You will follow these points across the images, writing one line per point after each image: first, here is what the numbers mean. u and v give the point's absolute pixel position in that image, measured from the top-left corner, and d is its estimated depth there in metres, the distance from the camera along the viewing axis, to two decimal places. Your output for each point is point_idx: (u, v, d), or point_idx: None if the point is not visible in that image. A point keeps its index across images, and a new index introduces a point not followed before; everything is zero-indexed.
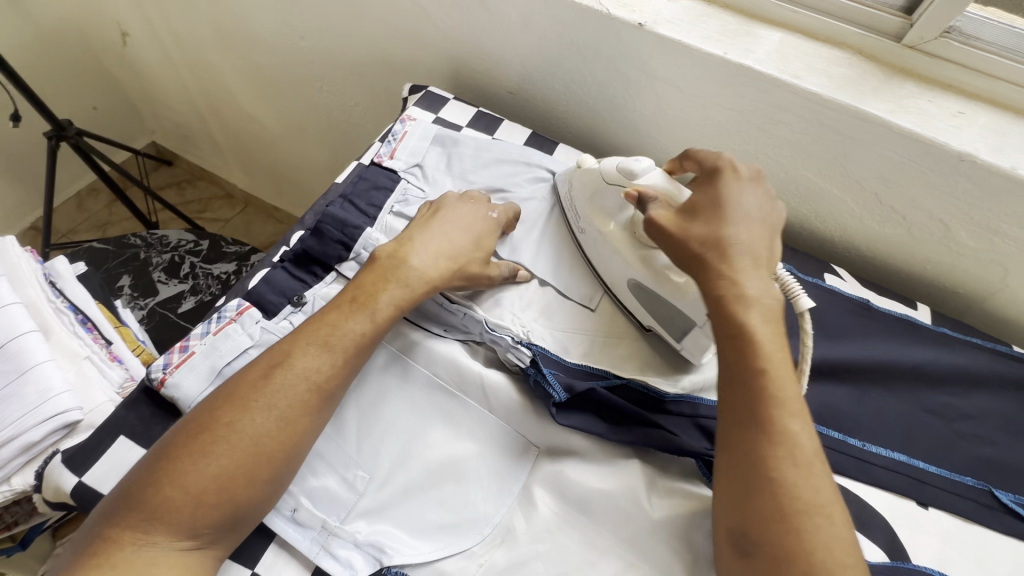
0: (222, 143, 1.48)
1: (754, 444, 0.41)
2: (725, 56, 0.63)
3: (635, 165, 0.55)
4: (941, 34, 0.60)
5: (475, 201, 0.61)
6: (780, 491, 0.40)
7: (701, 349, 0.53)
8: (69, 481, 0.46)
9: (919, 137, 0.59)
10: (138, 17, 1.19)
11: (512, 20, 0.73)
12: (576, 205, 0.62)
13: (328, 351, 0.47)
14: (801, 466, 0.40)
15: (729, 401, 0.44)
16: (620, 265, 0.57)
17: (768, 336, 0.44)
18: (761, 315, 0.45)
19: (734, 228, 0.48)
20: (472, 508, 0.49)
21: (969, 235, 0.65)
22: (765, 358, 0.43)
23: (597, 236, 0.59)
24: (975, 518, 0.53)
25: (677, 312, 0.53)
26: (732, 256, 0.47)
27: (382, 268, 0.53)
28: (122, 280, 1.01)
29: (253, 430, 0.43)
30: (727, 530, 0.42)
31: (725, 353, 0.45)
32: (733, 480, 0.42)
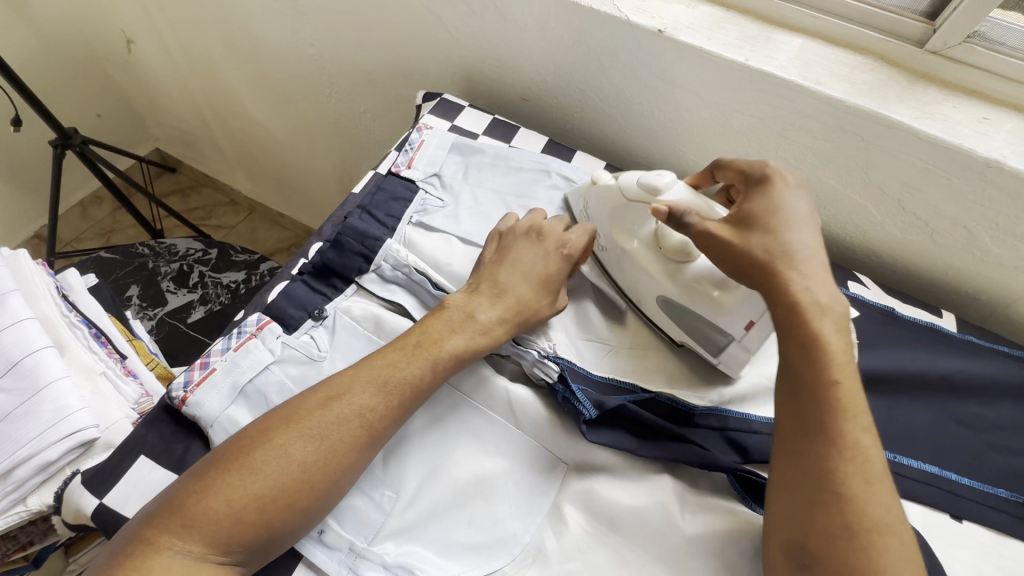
0: (227, 149, 1.47)
1: (823, 459, 0.41)
2: (746, 63, 0.62)
3: (658, 180, 0.54)
4: (965, 40, 0.59)
5: (540, 244, 0.57)
6: (846, 507, 0.39)
7: (739, 365, 0.52)
8: (90, 503, 0.45)
9: (945, 144, 0.58)
10: (143, 23, 1.18)
11: (528, 27, 0.73)
12: (594, 223, 0.60)
13: (386, 389, 0.46)
14: (871, 483, 0.40)
15: (797, 412, 0.43)
16: (646, 280, 0.55)
17: (837, 343, 0.44)
18: (831, 324, 0.44)
19: (795, 234, 0.47)
20: (502, 527, 0.48)
21: (994, 242, 0.64)
22: (837, 369, 0.43)
23: (620, 251, 0.57)
24: (1009, 531, 0.52)
25: (713, 329, 0.52)
26: (796, 265, 0.46)
27: (450, 316, 0.52)
28: (130, 290, 1.00)
29: (302, 458, 0.43)
30: (783, 543, 0.42)
31: (795, 360, 0.44)
32: (794, 494, 0.42)
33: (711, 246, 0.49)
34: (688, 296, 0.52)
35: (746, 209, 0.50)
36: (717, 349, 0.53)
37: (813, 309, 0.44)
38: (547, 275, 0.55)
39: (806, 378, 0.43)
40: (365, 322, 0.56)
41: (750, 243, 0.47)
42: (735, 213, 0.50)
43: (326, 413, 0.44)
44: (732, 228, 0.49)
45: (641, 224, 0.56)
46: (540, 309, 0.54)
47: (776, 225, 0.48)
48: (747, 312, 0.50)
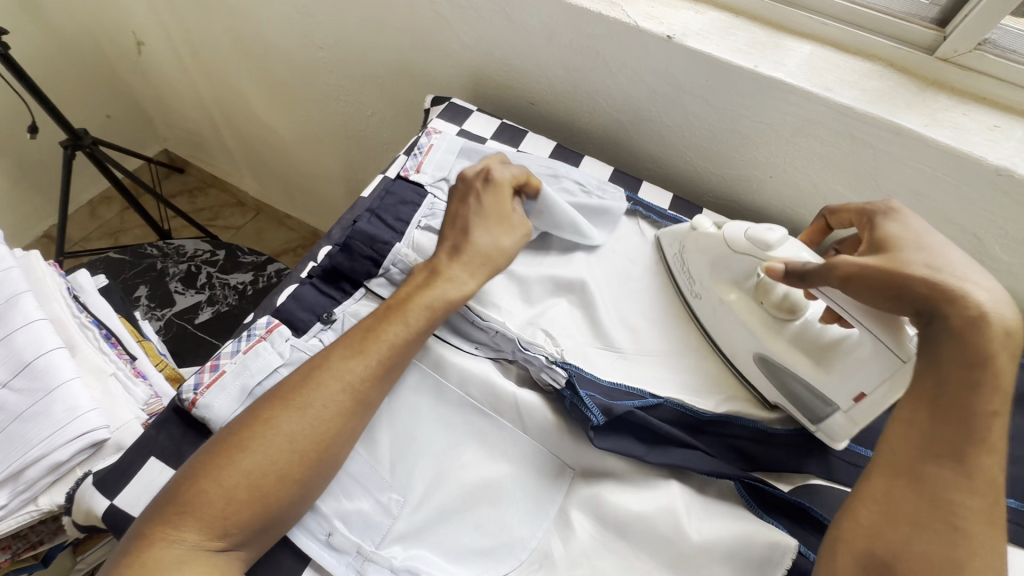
0: (235, 150, 1.48)
1: (949, 487, 0.41)
2: (755, 69, 0.62)
3: (769, 235, 0.52)
4: (975, 47, 0.59)
5: (466, 187, 0.58)
6: (956, 538, 0.40)
7: (846, 433, 0.51)
8: (100, 504, 0.46)
9: (955, 151, 0.58)
10: (154, 26, 1.20)
11: (537, 32, 0.73)
12: (690, 269, 0.59)
13: (363, 355, 0.48)
14: (990, 523, 0.40)
15: (944, 437, 0.42)
16: (750, 337, 0.54)
17: (1002, 363, 0.41)
18: (1005, 345, 0.41)
19: (949, 251, 0.44)
20: (509, 532, 0.48)
21: (1004, 250, 0.64)
22: (1002, 403, 0.41)
23: (718, 301, 0.57)
24: (1018, 542, 0.52)
25: (817, 396, 0.51)
26: (966, 281, 0.42)
27: (417, 281, 0.54)
28: (139, 290, 1.01)
29: (286, 431, 0.44)
30: (862, 552, 0.42)
31: (962, 381, 0.41)
32: (896, 512, 0.42)
33: (858, 275, 0.44)
34: (792, 360, 0.52)
35: (881, 234, 0.47)
36: (821, 415, 0.52)
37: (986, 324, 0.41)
38: (486, 208, 0.56)
39: (965, 403, 0.41)
40: None
41: (909, 261, 0.43)
42: (866, 246, 0.48)
43: (308, 385, 0.46)
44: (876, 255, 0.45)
45: (745, 275, 0.56)
46: (497, 239, 0.56)
47: (924, 243, 0.45)
48: (855, 383, 0.48)
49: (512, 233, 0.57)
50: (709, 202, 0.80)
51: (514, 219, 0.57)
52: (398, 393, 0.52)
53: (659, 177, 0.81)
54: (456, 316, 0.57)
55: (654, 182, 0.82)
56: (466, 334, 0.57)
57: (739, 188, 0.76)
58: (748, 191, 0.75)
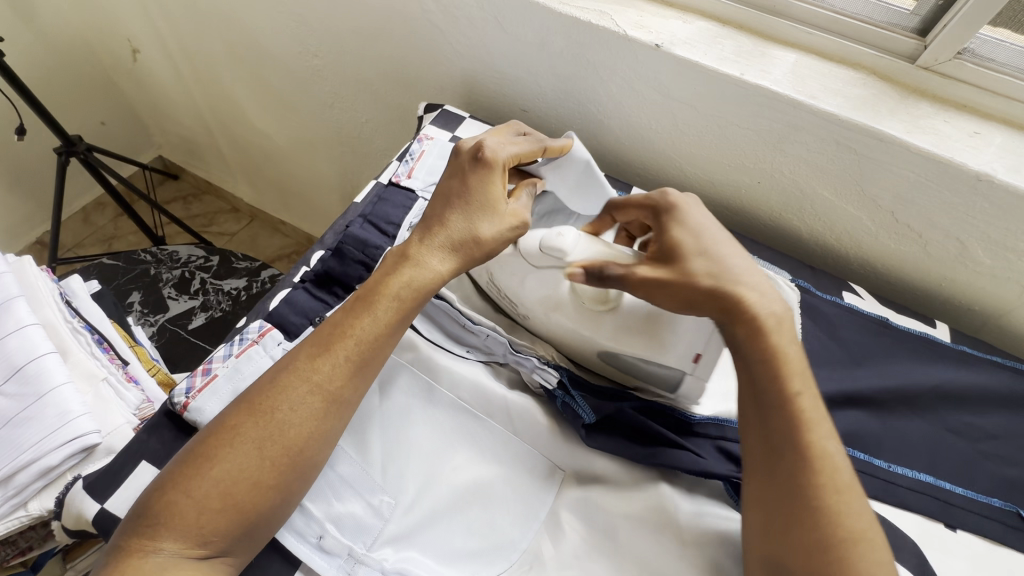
0: (229, 156, 1.48)
1: (794, 471, 0.44)
2: (741, 77, 0.63)
3: (560, 239, 0.53)
4: (955, 56, 0.60)
5: (456, 163, 0.55)
6: (824, 519, 0.42)
7: (698, 392, 0.52)
8: (91, 508, 0.46)
9: (935, 157, 0.59)
10: (150, 33, 1.20)
11: (528, 40, 0.74)
12: (504, 290, 0.58)
13: (330, 352, 0.47)
14: (845, 492, 0.43)
15: (770, 426, 0.46)
16: (580, 339, 0.55)
17: (789, 351, 0.48)
18: (777, 329, 0.48)
19: (722, 255, 0.51)
20: (499, 534, 0.48)
21: (986, 253, 0.65)
22: (794, 385, 0.46)
23: (544, 316, 0.56)
24: (1003, 540, 0.53)
25: (662, 372, 0.52)
26: (742, 286, 0.49)
27: (387, 264, 0.51)
28: (133, 296, 1.01)
29: (256, 436, 0.44)
30: (766, 558, 0.43)
31: (762, 375, 0.47)
32: (772, 513, 0.44)
33: (654, 289, 0.49)
34: (625, 344, 0.52)
35: (669, 238, 0.52)
36: (672, 385, 0.52)
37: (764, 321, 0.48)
38: (471, 193, 0.52)
39: (771, 394, 0.46)
40: None
41: (693, 271, 0.49)
42: (658, 248, 0.52)
43: (276, 389, 0.45)
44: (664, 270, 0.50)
45: (556, 287, 0.55)
46: (476, 229, 0.52)
47: (703, 250, 0.50)
48: (690, 346, 0.51)
49: (496, 225, 0.52)
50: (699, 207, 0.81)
51: (502, 209, 0.53)
52: (390, 395, 0.52)
53: (649, 183, 0.82)
54: (449, 322, 0.57)
55: (643, 187, 0.83)
56: (459, 339, 0.57)
57: (727, 192, 0.77)
58: (736, 196, 0.76)
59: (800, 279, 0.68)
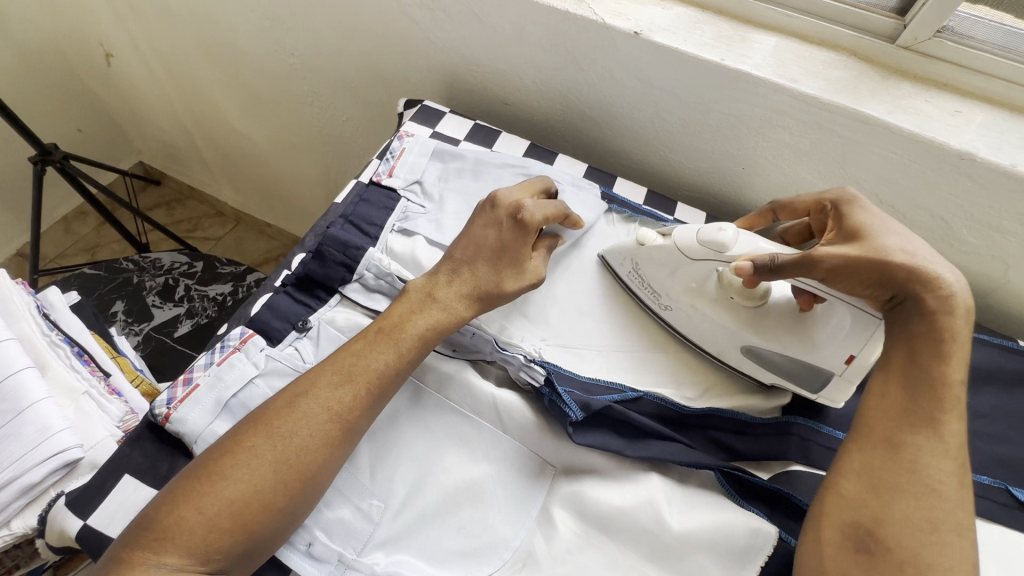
0: (211, 160, 1.46)
1: (920, 450, 0.43)
2: (722, 63, 0.63)
3: (721, 237, 0.51)
4: (935, 35, 0.60)
5: (493, 216, 0.54)
6: (933, 501, 0.42)
7: (845, 393, 0.52)
8: (73, 525, 0.45)
9: (916, 137, 0.59)
10: (123, 36, 1.18)
11: (507, 32, 0.73)
12: (653, 284, 0.59)
13: (352, 381, 0.47)
14: (962, 486, 0.43)
15: (914, 403, 0.45)
16: (727, 332, 0.55)
17: (965, 332, 0.46)
18: (964, 316, 0.46)
19: (912, 237, 0.48)
20: (492, 532, 0.48)
21: (970, 232, 0.65)
22: (951, 373, 0.45)
23: (690, 309, 0.57)
24: (994, 518, 0.53)
25: (812, 369, 0.52)
26: (938, 266, 0.46)
27: (412, 299, 0.52)
28: (116, 306, 0.99)
29: (272, 457, 0.43)
30: (850, 523, 0.43)
31: (926, 354, 0.45)
32: (878, 483, 0.43)
33: (845, 267, 0.46)
34: (772, 341, 0.53)
35: (853, 222, 0.50)
36: (819, 384, 0.53)
37: (954, 303, 0.45)
38: (503, 251, 0.53)
39: (932, 373, 0.45)
40: (349, 333, 0.56)
41: (888, 246, 0.46)
42: (837, 233, 0.50)
43: (295, 411, 0.45)
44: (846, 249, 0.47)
45: (705, 279, 0.56)
46: (501, 282, 0.53)
47: (893, 228, 0.48)
48: (847, 345, 0.50)
49: (521, 281, 0.54)
50: (685, 196, 0.80)
51: (527, 264, 0.54)
52: None
53: (635, 173, 0.81)
54: None
55: (629, 177, 0.82)
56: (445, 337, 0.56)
57: (713, 181, 0.76)
58: (722, 184, 0.76)
59: None
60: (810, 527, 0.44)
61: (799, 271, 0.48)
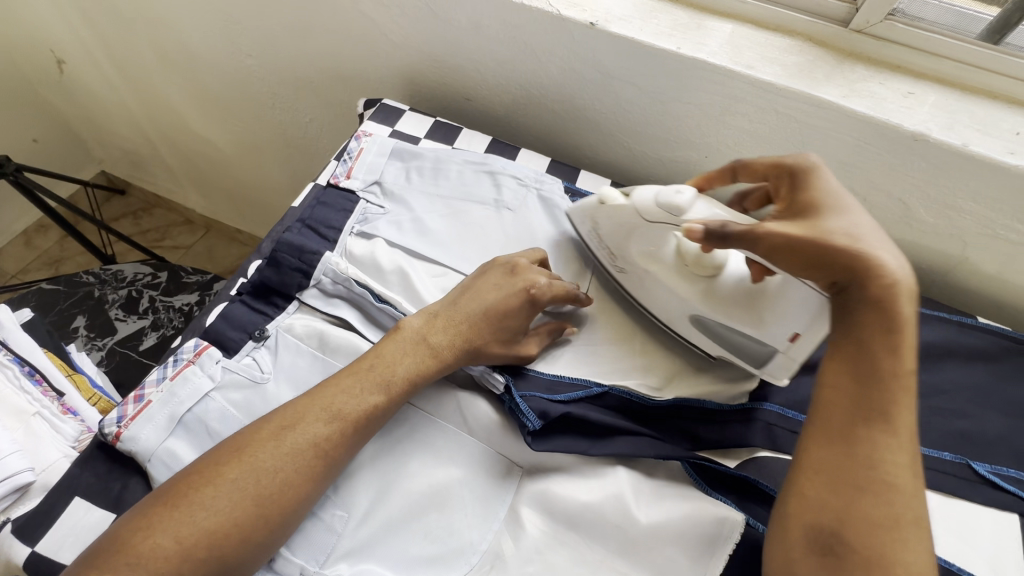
0: (176, 167, 1.42)
1: (876, 445, 0.42)
2: (678, 51, 0.63)
3: (680, 199, 0.51)
4: (886, 17, 0.61)
5: (510, 283, 0.54)
6: (891, 497, 0.40)
7: (788, 369, 0.52)
8: (21, 552, 0.44)
9: (870, 120, 0.60)
10: (74, 42, 1.13)
11: (464, 27, 0.72)
12: (609, 243, 0.59)
13: (340, 419, 0.45)
14: (915, 474, 0.42)
15: (866, 396, 0.43)
16: (679, 295, 0.55)
17: (912, 319, 0.43)
18: (910, 300, 0.43)
19: (862, 216, 0.46)
20: (458, 537, 0.47)
21: (927, 212, 0.65)
22: (903, 363, 0.43)
23: (644, 273, 0.57)
24: (955, 492, 0.54)
25: (751, 342, 0.52)
26: (884, 249, 0.44)
27: (404, 336, 0.50)
28: (77, 321, 0.95)
29: (252, 490, 0.42)
30: (811, 527, 0.41)
31: (878, 347, 0.43)
32: (838, 483, 0.41)
33: (786, 246, 0.45)
34: (719, 313, 0.52)
35: (804, 200, 0.48)
36: (761, 361, 0.53)
37: (899, 290, 0.43)
38: (506, 316, 0.52)
39: (882, 364, 0.43)
40: (308, 340, 0.54)
41: (831, 227, 0.44)
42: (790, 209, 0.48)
43: (279, 444, 0.43)
44: (796, 222, 0.46)
45: (661, 244, 0.55)
46: (488, 346, 0.51)
47: (844, 208, 0.46)
48: (789, 324, 0.49)
49: (508, 351, 0.52)
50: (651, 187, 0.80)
51: (519, 338, 0.53)
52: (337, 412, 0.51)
53: (600, 165, 0.81)
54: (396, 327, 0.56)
55: (594, 170, 0.82)
56: None
57: (677, 171, 0.76)
58: (686, 173, 0.76)
59: None
60: (773, 532, 0.43)
61: (744, 243, 0.47)
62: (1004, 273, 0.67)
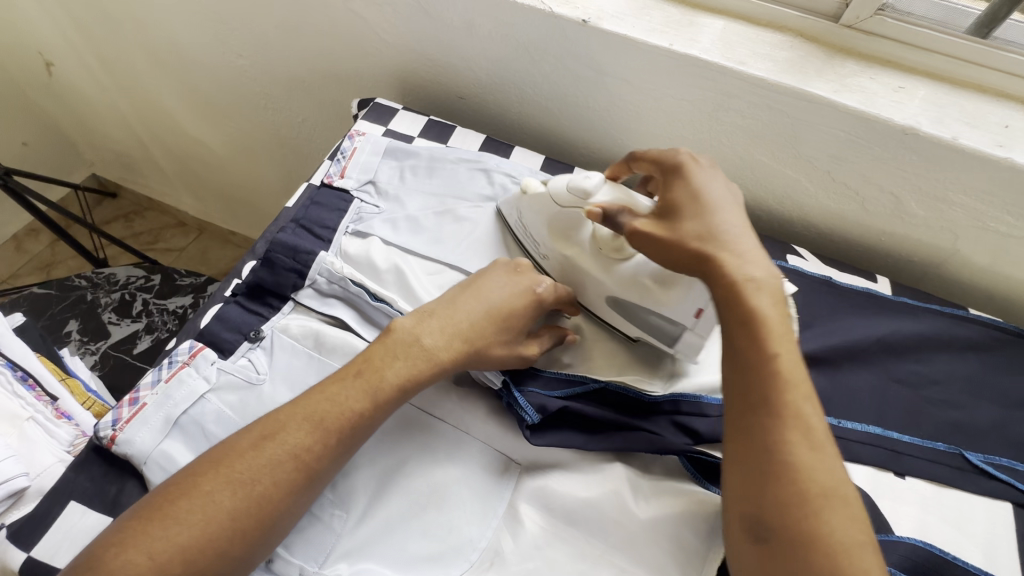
0: (167, 169, 1.41)
1: (764, 428, 0.39)
2: (671, 48, 0.63)
3: (586, 182, 0.53)
4: (876, 12, 0.61)
5: (517, 280, 0.53)
6: (796, 477, 0.37)
7: (696, 349, 0.52)
8: (17, 557, 0.43)
9: (862, 114, 0.60)
10: (62, 44, 1.12)
11: (456, 25, 0.72)
12: (531, 232, 0.59)
13: (322, 429, 0.43)
14: (821, 447, 0.38)
15: (737, 380, 0.41)
16: (593, 283, 0.55)
17: (774, 311, 0.42)
18: (767, 296, 0.43)
19: (721, 214, 0.46)
20: (458, 534, 0.47)
21: (919, 206, 0.66)
22: (774, 342, 0.41)
23: (563, 257, 0.57)
24: (949, 482, 0.54)
25: (662, 320, 0.51)
26: (735, 247, 0.45)
27: (394, 341, 0.48)
28: (70, 325, 0.95)
29: (227, 504, 0.40)
30: (739, 518, 0.39)
31: (738, 338, 0.42)
32: (745, 469, 0.39)
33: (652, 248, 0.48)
34: (630, 294, 0.52)
35: (671, 198, 0.49)
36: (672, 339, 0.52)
37: (751, 285, 0.43)
38: (513, 312, 0.51)
39: (749, 355, 0.41)
40: (304, 340, 0.54)
41: (683, 232, 0.46)
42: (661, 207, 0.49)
43: (256, 455, 0.42)
44: (662, 222, 0.48)
45: (578, 228, 0.56)
46: (490, 343, 0.50)
47: (704, 208, 0.47)
48: (693, 299, 0.49)
49: (511, 349, 0.51)
50: None
51: (522, 337, 0.52)
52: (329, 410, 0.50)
53: (593, 162, 0.81)
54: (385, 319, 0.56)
55: (588, 167, 0.82)
56: None
57: None
58: None
59: None
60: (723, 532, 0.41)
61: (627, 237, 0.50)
62: (994, 265, 0.68)
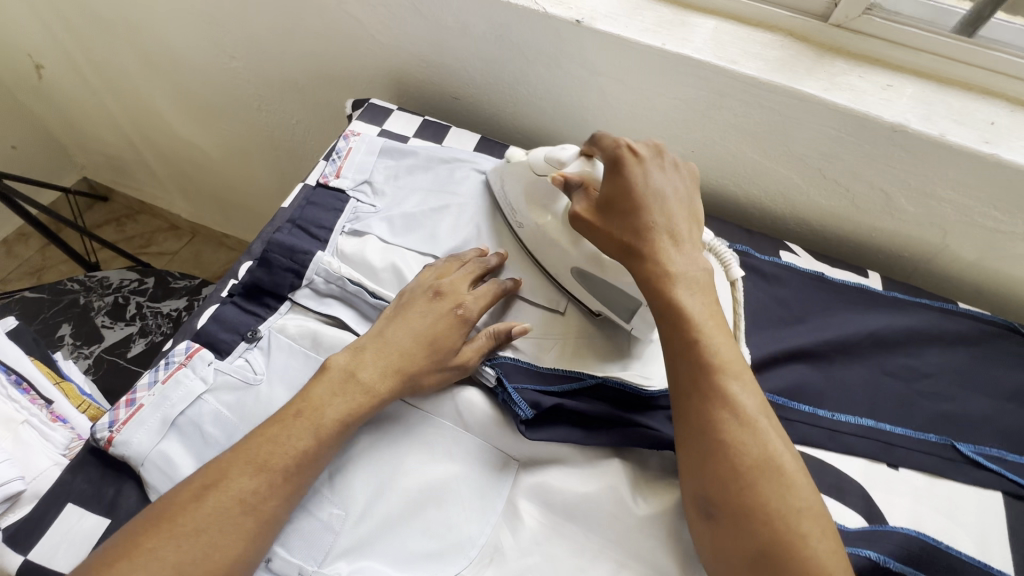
0: (159, 172, 1.40)
1: (699, 414, 0.44)
2: (663, 47, 0.63)
3: (562, 153, 0.56)
4: (864, 12, 0.62)
5: (433, 305, 0.53)
6: (728, 452, 0.42)
7: (648, 324, 0.53)
8: (13, 561, 0.43)
9: (851, 112, 0.61)
10: (53, 46, 1.12)
11: (449, 26, 0.72)
12: (511, 201, 0.61)
13: (266, 470, 0.43)
14: (749, 422, 0.43)
15: (676, 372, 0.46)
16: (562, 261, 0.56)
17: (699, 308, 0.47)
18: (687, 287, 0.47)
19: (657, 208, 0.50)
20: (457, 531, 0.48)
21: (908, 202, 0.67)
22: (698, 330, 0.46)
23: (536, 226, 0.58)
24: (941, 473, 0.55)
25: (619, 296, 0.54)
26: (664, 242, 0.49)
27: (332, 377, 0.48)
28: (63, 329, 0.94)
29: (175, 560, 0.39)
30: (693, 498, 0.44)
31: (669, 333, 0.47)
32: (687, 454, 0.44)
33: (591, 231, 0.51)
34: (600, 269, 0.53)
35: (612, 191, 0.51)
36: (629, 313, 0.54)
37: (674, 277, 0.47)
38: (434, 337, 0.51)
39: (674, 336, 0.46)
40: (301, 339, 0.54)
41: (614, 227, 0.50)
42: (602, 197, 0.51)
43: (200, 504, 0.41)
44: (600, 212, 0.51)
45: (554, 199, 0.57)
46: (418, 367, 0.50)
47: (641, 204, 0.49)
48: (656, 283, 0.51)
49: (444, 369, 0.51)
50: None
51: (455, 353, 0.51)
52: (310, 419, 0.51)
53: None
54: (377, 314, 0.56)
55: None
56: None
57: None
58: None
59: (741, 244, 0.70)
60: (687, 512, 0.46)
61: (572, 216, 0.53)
62: (982, 261, 0.69)
